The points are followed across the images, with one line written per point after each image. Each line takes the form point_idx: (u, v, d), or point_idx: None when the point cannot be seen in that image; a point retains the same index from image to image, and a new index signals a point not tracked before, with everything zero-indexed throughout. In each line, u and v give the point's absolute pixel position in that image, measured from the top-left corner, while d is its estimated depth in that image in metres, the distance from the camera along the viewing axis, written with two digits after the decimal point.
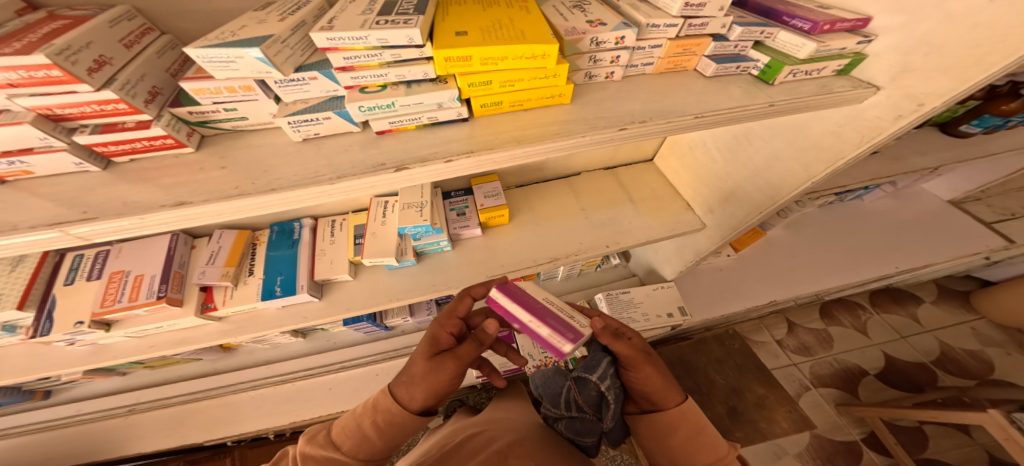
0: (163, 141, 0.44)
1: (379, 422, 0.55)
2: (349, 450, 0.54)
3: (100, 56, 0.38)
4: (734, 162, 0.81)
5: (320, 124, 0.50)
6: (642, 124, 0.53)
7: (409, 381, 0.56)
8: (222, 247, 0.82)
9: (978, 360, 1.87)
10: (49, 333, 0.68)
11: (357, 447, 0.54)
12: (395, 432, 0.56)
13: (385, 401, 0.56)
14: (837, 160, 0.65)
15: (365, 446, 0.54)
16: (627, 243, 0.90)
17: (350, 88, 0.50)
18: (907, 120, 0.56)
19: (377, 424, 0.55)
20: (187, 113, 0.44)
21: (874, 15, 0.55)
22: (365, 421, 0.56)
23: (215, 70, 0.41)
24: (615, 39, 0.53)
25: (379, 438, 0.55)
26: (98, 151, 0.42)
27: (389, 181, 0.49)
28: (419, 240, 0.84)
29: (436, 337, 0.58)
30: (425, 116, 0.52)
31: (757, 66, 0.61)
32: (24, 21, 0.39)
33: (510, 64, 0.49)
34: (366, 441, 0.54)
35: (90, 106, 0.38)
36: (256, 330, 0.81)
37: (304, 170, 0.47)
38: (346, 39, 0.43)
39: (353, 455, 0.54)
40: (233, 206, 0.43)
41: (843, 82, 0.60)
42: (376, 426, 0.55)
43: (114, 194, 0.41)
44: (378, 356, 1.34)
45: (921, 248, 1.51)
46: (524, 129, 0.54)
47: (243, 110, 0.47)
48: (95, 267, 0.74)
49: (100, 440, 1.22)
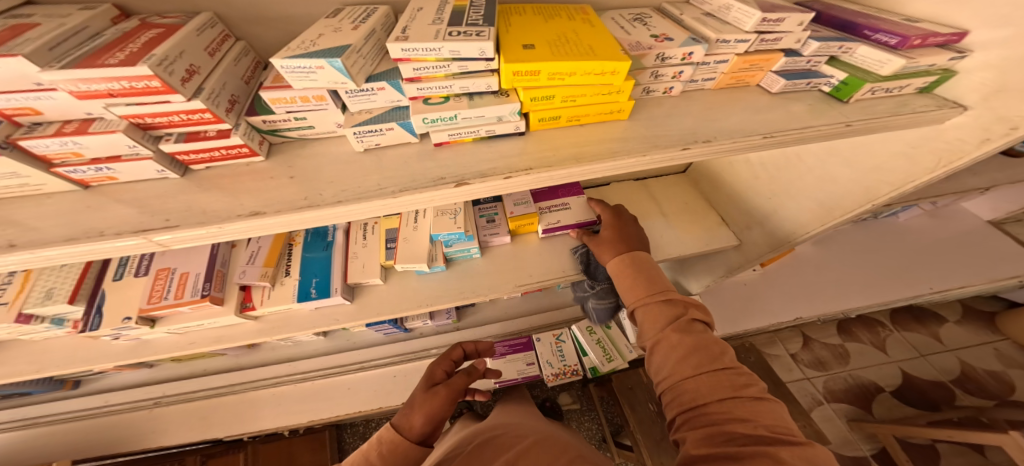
0: (238, 150, 0.44)
1: (384, 452, 0.57)
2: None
3: (190, 66, 0.38)
4: (782, 180, 0.80)
5: (382, 135, 0.50)
6: (706, 144, 0.53)
7: (407, 412, 0.62)
8: (261, 247, 0.83)
9: (1000, 382, 1.83)
10: (97, 328, 0.69)
11: None
12: (398, 457, 0.57)
13: (387, 432, 0.59)
14: (906, 183, 0.65)
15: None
16: (660, 258, 0.89)
17: (413, 99, 0.50)
18: (995, 144, 0.55)
19: (382, 454, 0.57)
20: (260, 121, 0.45)
21: (973, 29, 0.54)
22: (369, 451, 0.57)
23: (294, 80, 0.41)
24: (682, 55, 0.53)
25: None
26: (179, 158, 0.43)
27: (449, 196, 0.49)
28: (450, 247, 0.85)
29: (432, 374, 0.70)
30: (482, 129, 0.52)
31: (831, 82, 0.60)
32: (121, 30, 0.40)
33: (577, 80, 0.49)
34: None
35: (178, 115, 0.38)
36: (289, 331, 0.82)
37: (368, 183, 0.46)
38: (419, 50, 0.43)
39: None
40: (303, 217, 0.42)
41: (925, 101, 0.59)
42: (381, 456, 0.56)
43: (193, 200, 0.41)
44: (396, 358, 1.36)
45: (955, 268, 1.48)
46: (583, 146, 0.54)
47: (312, 120, 0.48)
48: (142, 263, 0.75)
49: (126, 431, 1.24)
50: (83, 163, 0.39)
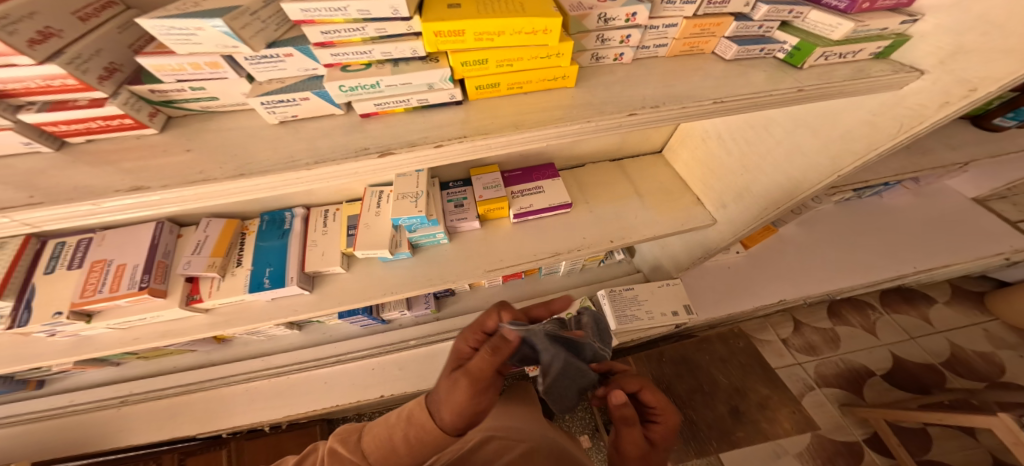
0: (120, 121, 0.40)
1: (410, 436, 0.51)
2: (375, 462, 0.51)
3: (46, 28, 0.34)
4: (753, 155, 0.76)
5: (297, 105, 0.45)
6: (654, 109, 0.49)
7: (437, 399, 0.53)
8: (209, 236, 0.78)
9: (988, 363, 1.82)
10: (27, 324, 0.65)
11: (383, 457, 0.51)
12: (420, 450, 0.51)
13: (420, 412, 0.53)
14: (869, 152, 0.61)
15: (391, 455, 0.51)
16: (633, 239, 0.86)
17: (331, 67, 0.45)
18: (953, 107, 0.52)
19: (405, 439, 0.51)
20: (148, 91, 0.40)
21: None
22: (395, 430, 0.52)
23: (176, 44, 0.37)
24: (626, 16, 0.49)
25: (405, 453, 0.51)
26: (48, 130, 0.39)
27: (374, 168, 0.45)
28: (414, 232, 0.80)
29: (459, 351, 0.57)
30: (413, 98, 0.48)
31: (784, 49, 0.56)
32: None
33: (508, 41, 0.45)
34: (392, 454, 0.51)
35: (34, 80, 0.35)
36: (244, 324, 0.78)
37: (280, 154, 0.42)
38: (323, 10, 0.39)
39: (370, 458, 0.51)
40: (198, 192, 0.38)
41: (882, 66, 0.55)
42: (405, 440, 0.51)
43: (69, 176, 0.38)
44: (372, 350, 1.31)
45: (941, 247, 1.46)
46: (524, 114, 0.49)
47: (212, 90, 0.43)
48: (76, 256, 0.71)
49: (94, 430, 1.21)
50: None
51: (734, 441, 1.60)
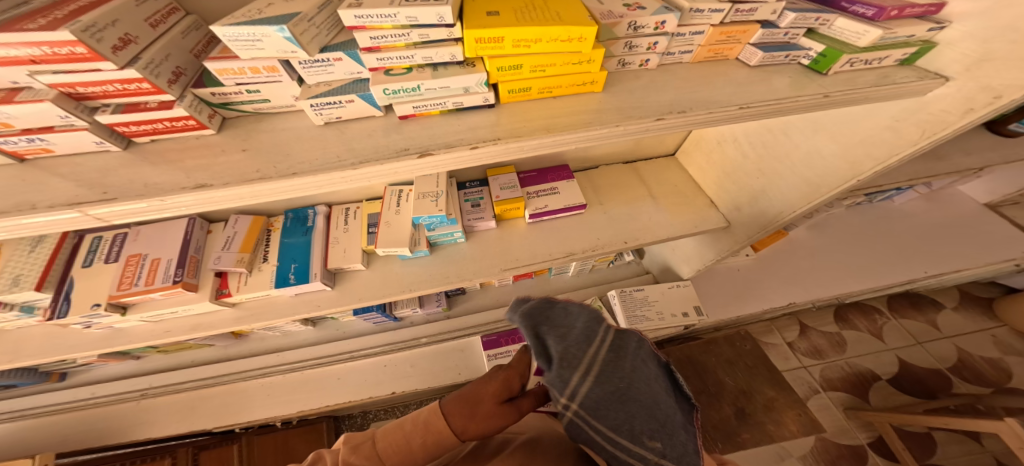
0: (185, 122, 0.44)
1: (428, 443, 0.45)
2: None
3: (125, 35, 0.38)
4: (768, 158, 0.78)
5: (342, 107, 0.48)
6: (680, 115, 0.51)
7: (462, 407, 0.46)
8: (238, 232, 0.81)
9: (997, 369, 1.82)
10: (66, 315, 0.67)
11: (397, 463, 0.44)
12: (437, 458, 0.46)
13: (437, 418, 0.46)
14: (890, 157, 0.62)
15: (405, 463, 0.45)
16: (646, 240, 0.87)
17: (374, 71, 0.47)
18: (978, 114, 0.53)
19: (423, 444, 0.45)
20: (209, 94, 0.44)
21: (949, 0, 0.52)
22: (412, 436, 0.45)
23: (240, 49, 0.41)
24: (655, 24, 0.51)
25: (420, 457, 0.45)
26: (118, 131, 0.43)
27: (412, 168, 0.47)
28: (433, 231, 0.82)
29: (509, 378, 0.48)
30: (450, 101, 0.50)
31: (809, 55, 0.58)
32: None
33: (544, 48, 0.46)
34: (406, 455, 0.45)
35: (114, 85, 0.38)
36: (266, 318, 0.80)
37: (326, 155, 0.45)
38: (375, 17, 0.41)
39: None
40: (255, 190, 0.42)
41: (907, 72, 0.57)
42: (421, 445, 0.45)
43: (136, 175, 0.41)
44: (384, 347, 1.33)
45: (953, 251, 1.46)
46: (554, 117, 0.52)
47: (266, 93, 0.47)
48: (112, 250, 0.73)
49: (115, 422, 1.24)
50: (14, 134, 0.39)
51: (740, 442, 1.61)
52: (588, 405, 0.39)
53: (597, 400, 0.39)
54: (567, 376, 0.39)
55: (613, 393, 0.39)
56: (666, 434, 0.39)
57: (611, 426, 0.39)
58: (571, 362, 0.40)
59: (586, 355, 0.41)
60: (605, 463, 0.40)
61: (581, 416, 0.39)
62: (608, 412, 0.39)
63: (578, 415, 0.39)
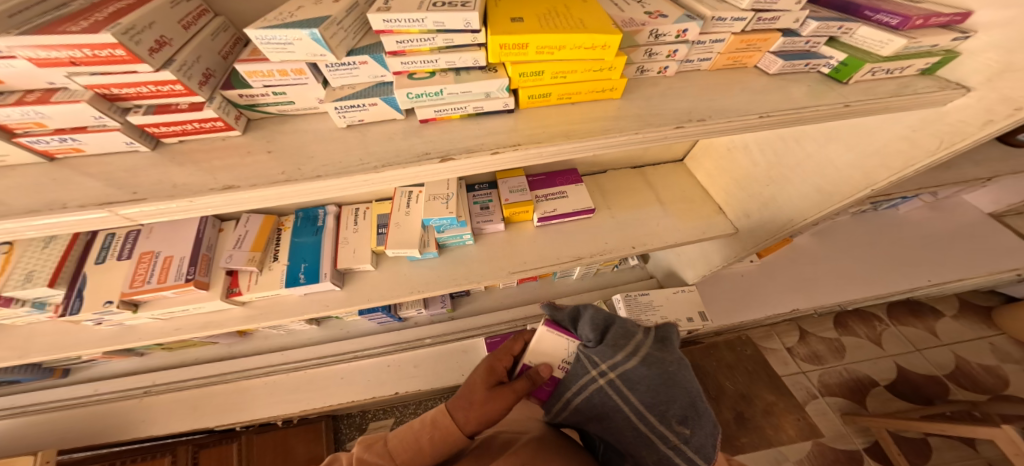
0: (213, 124, 0.44)
1: (438, 438, 0.51)
2: (403, 464, 0.49)
3: (161, 37, 0.38)
4: (779, 166, 0.79)
5: (365, 110, 0.48)
6: (699, 123, 0.51)
7: (462, 403, 0.55)
8: (249, 231, 0.81)
9: (994, 376, 1.83)
10: (78, 312, 0.67)
11: (410, 461, 0.50)
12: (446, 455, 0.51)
13: (444, 417, 0.53)
14: (906, 167, 0.63)
15: (419, 461, 0.50)
16: (654, 245, 0.88)
17: (398, 74, 0.48)
18: (998, 125, 0.54)
19: (431, 440, 0.51)
20: (237, 95, 0.45)
21: (974, 10, 0.52)
22: (421, 433, 0.51)
23: (271, 52, 0.41)
24: (676, 32, 0.51)
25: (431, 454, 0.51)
26: (148, 131, 0.43)
27: (433, 172, 0.48)
28: (443, 233, 0.82)
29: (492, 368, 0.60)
30: (471, 106, 0.50)
31: (830, 64, 0.59)
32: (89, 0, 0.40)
33: (567, 55, 0.47)
34: (417, 454, 0.50)
35: (147, 86, 0.39)
36: (275, 317, 0.80)
37: (349, 158, 0.46)
38: (403, 21, 0.41)
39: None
40: (280, 191, 0.42)
41: (928, 82, 0.58)
42: (430, 441, 0.51)
43: (163, 175, 0.42)
44: (389, 347, 1.33)
45: (956, 260, 1.47)
46: (574, 123, 0.52)
47: (291, 95, 0.47)
48: (125, 247, 0.73)
49: (116, 420, 1.23)
50: (47, 133, 0.40)
51: (740, 447, 1.62)
52: (628, 378, 0.53)
53: (639, 376, 0.53)
54: (610, 354, 0.55)
55: (650, 378, 0.53)
56: (694, 422, 0.51)
57: (642, 401, 0.52)
58: (625, 340, 0.56)
59: (630, 343, 0.56)
60: (628, 434, 0.52)
61: (616, 383, 0.53)
62: (635, 387, 0.53)
63: (611, 384, 0.53)
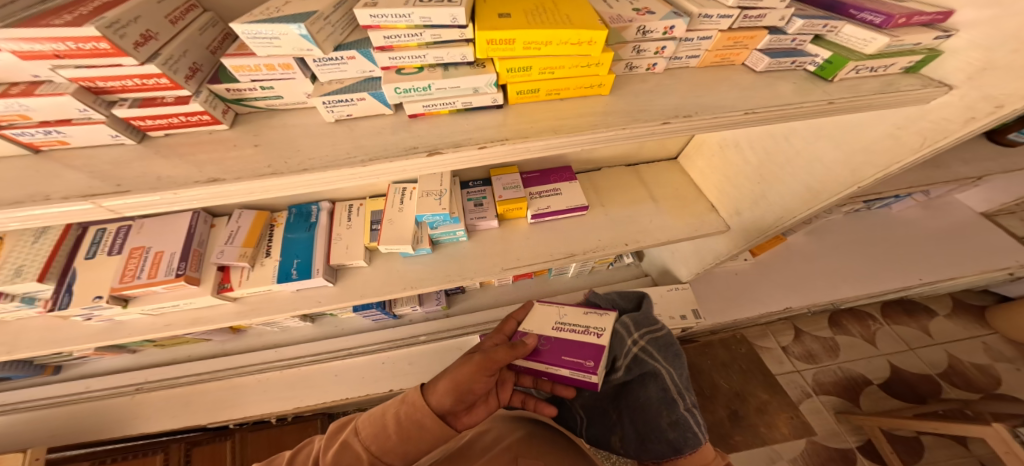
0: (199, 117, 0.44)
1: (401, 414, 0.51)
2: (365, 440, 0.49)
3: (147, 31, 0.38)
4: (770, 164, 0.79)
5: (353, 105, 0.48)
6: (686, 119, 0.51)
7: (436, 377, 0.55)
8: (241, 228, 0.81)
9: (986, 375, 1.85)
10: (67, 307, 0.67)
11: (373, 437, 0.50)
12: (409, 435, 0.50)
13: (413, 394, 0.53)
14: (891, 164, 0.64)
15: (382, 439, 0.49)
16: (647, 243, 0.88)
17: (387, 69, 0.48)
18: (980, 122, 0.55)
19: (396, 417, 0.51)
20: (224, 90, 0.44)
21: (956, 9, 0.53)
22: (388, 410, 0.52)
23: (257, 47, 0.41)
24: (663, 29, 0.51)
25: (395, 433, 0.50)
26: (134, 124, 0.43)
27: (420, 166, 0.48)
28: (436, 229, 0.82)
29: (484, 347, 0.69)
30: (459, 101, 0.50)
31: (815, 62, 0.59)
32: None
33: (553, 50, 0.47)
34: (382, 431, 0.50)
35: (132, 79, 0.39)
36: (267, 313, 0.80)
37: (337, 151, 0.46)
38: (390, 17, 0.41)
39: (368, 448, 0.49)
40: (266, 184, 0.42)
41: (911, 80, 0.58)
42: (395, 420, 0.51)
43: (148, 168, 0.42)
44: (384, 344, 1.33)
45: (947, 259, 1.48)
46: (562, 119, 0.52)
47: (279, 90, 0.47)
48: (115, 242, 0.73)
49: (108, 417, 1.23)
50: (31, 125, 0.40)
51: (733, 444, 1.63)
52: (653, 348, 0.72)
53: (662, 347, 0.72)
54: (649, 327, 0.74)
55: (674, 355, 0.72)
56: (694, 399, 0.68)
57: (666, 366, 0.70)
58: (653, 322, 0.75)
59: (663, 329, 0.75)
60: (654, 391, 0.68)
61: (647, 349, 0.71)
62: (663, 353, 0.71)
63: (644, 349, 0.72)
